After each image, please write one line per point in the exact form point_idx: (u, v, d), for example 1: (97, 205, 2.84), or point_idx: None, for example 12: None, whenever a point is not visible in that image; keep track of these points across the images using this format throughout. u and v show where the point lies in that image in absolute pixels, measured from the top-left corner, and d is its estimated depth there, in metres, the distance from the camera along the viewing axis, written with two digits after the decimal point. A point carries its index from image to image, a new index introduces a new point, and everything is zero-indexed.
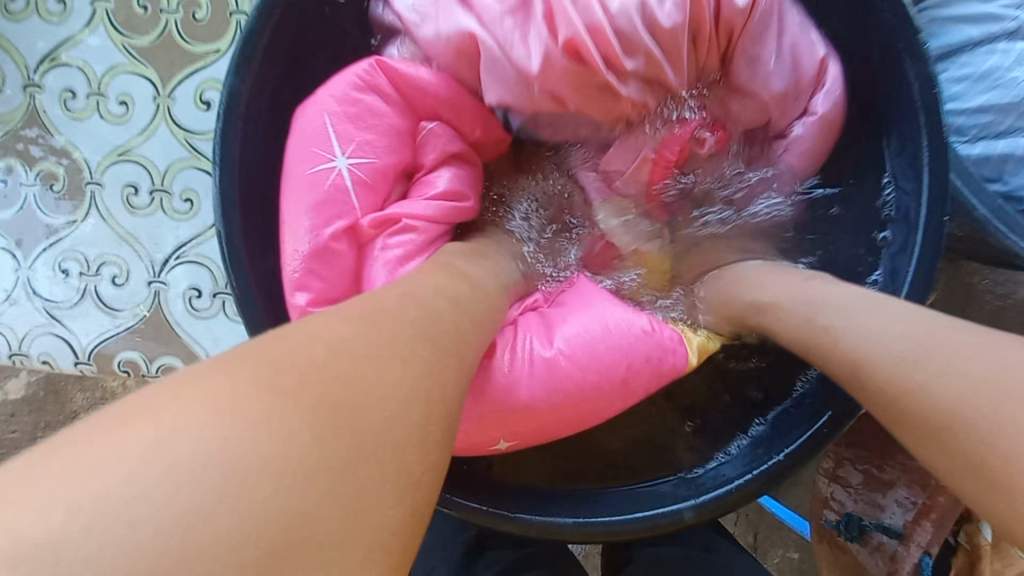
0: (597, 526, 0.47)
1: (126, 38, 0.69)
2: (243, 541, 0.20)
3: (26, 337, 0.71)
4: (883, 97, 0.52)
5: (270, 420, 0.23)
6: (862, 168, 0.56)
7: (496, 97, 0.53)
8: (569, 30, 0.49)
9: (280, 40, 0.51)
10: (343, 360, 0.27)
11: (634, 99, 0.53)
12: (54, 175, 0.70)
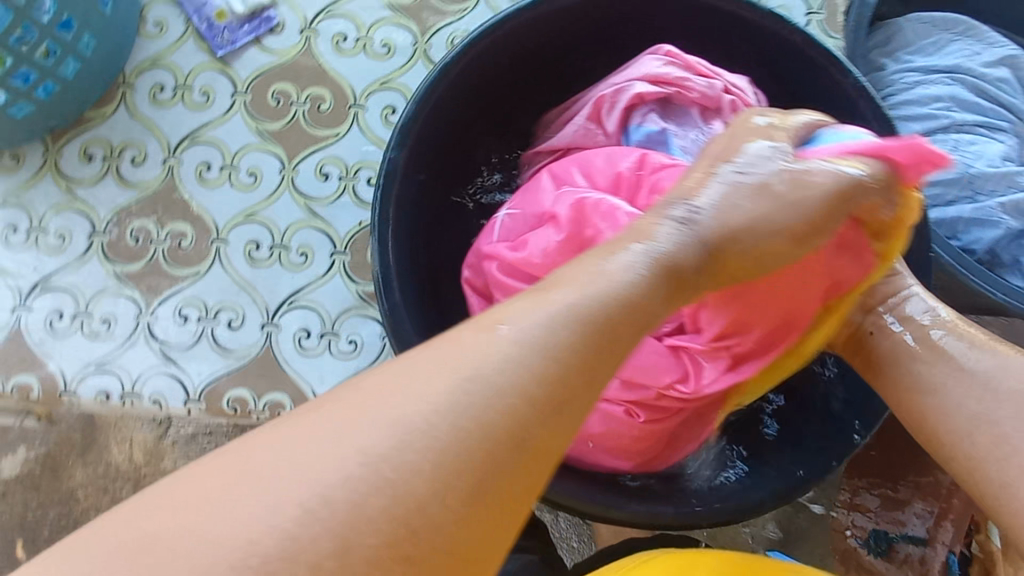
0: (694, 515, 0.55)
1: (259, 123, 0.83)
2: (354, 480, 0.27)
3: (140, 378, 0.78)
4: None
5: (389, 396, 0.30)
6: None
7: (631, 93, 0.69)
8: (668, 48, 0.69)
9: (428, 128, 0.65)
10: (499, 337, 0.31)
11: (714, 92, 0.68)
12: (183, 233, 0.81)
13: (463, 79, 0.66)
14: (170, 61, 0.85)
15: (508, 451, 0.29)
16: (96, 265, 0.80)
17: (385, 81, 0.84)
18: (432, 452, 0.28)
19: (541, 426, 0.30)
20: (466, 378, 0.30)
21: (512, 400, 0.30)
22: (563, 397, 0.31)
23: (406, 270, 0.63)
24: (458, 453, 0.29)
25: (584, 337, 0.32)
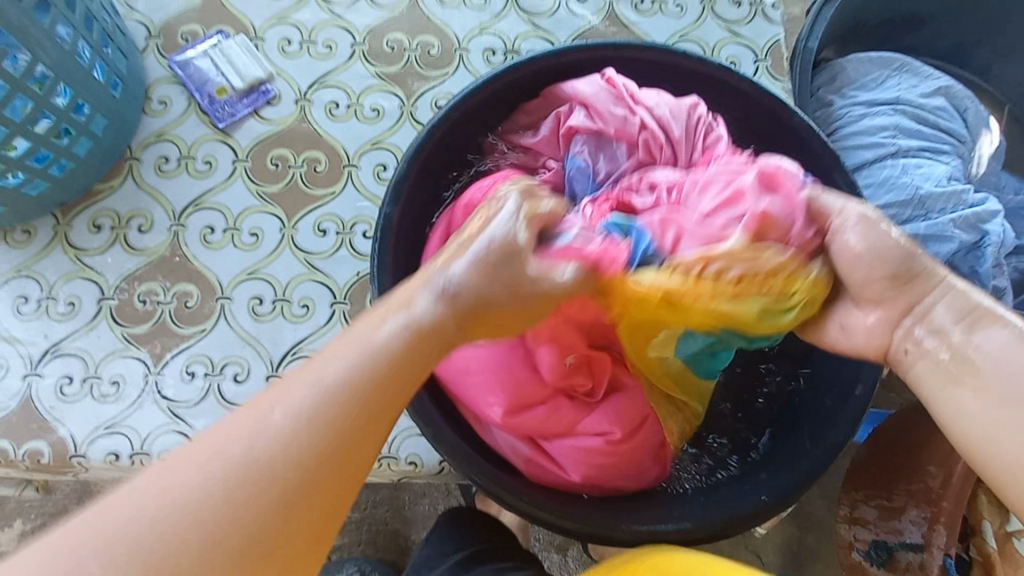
0: (691, 528, 0.62)
1: (259, 186, 0.89)
2: (197, 505, 0.37)
3: (149, 437, 0.80)
4: None
5: (225, 440, 0.39)
6: None
7: (574, 122, 0.74)
8: (608, 75, 0.73)
9: (419, 184, 0.71)
10: (301, 390, 0.41)
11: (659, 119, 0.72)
12: (189, 293, 0.85)
13: (446, 135, 0.72)
14: (174, 135, 0.91)
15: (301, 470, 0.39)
16: (105, 328, 0.84)
17: (376, 142, 0.91)
18: (221, 479, 0.38)
19: (335, 446, 0.40)
20: (268, 426, 0.40)
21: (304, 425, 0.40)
22: (349, 429, 0.41)
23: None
24: (256, 474, 0.38)
25: (369, 384, 0.43)
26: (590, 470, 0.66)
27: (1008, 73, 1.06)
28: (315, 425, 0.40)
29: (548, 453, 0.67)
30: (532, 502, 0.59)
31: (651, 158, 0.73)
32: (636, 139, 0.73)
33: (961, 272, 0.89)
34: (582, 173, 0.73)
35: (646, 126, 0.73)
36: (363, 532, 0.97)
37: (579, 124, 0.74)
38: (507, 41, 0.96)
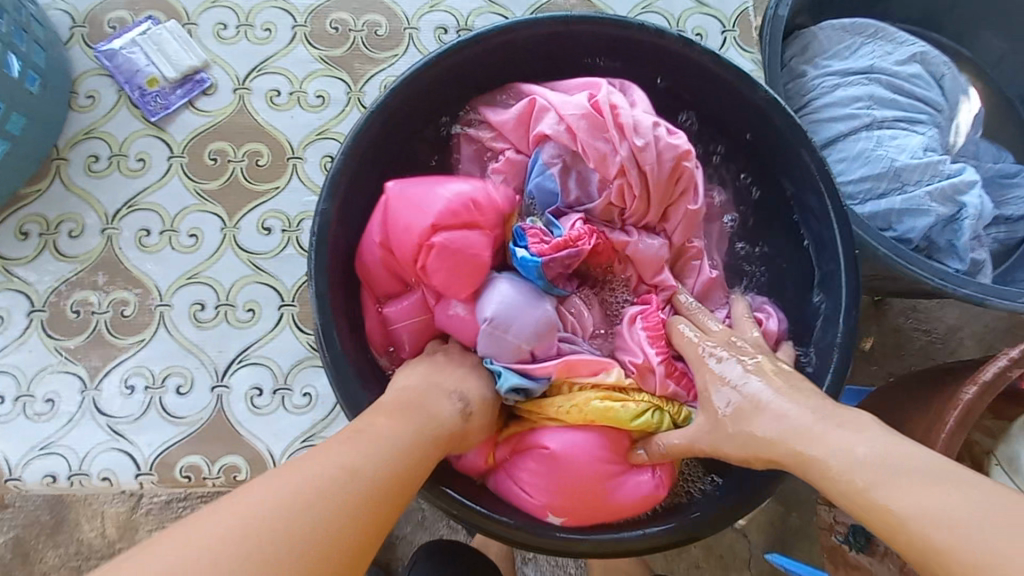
0: (657, 534, 0.59)
1: (197, 184, 0.83)
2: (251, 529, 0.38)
3: (88, 456, 0.75)
4: (781, 172, 0.70)
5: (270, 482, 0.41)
6: (780, 219, 0.73)
7: (544, 130, 0.67)
8: (598, 98, 0.67)
9: (360, 176, 0.66)
10: (351, 454, 0.46)
11: (634, 156, 0.66)
12: (125, 302, 0.79)
13: (387, 126, 0.67)
14: (104, 131, 0.85)
15: (335, 535, 0.40)
16: (37, 342, 0.78)
17: (322, 131, 0.85)
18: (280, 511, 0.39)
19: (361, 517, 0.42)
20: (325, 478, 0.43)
21: (340, 485, 0.43)
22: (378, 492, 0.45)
23: (348, 324, 0.64)
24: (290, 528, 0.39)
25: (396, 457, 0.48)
26: (559, 494, 0.61)
27: (986, 34, 1.01)
28: (350, 494, 0.43)
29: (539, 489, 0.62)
30: (487, 515, 0.58)
31: (621, 205, 0.68)
32: (609, 182, 0.67)
33: (937, 247, 0.86)
34: (546, 194, 0.69)
35: (623, 170, 0.66)
36: None
37: (550, 132, 0.67)
38: (460, 18, 0.90)
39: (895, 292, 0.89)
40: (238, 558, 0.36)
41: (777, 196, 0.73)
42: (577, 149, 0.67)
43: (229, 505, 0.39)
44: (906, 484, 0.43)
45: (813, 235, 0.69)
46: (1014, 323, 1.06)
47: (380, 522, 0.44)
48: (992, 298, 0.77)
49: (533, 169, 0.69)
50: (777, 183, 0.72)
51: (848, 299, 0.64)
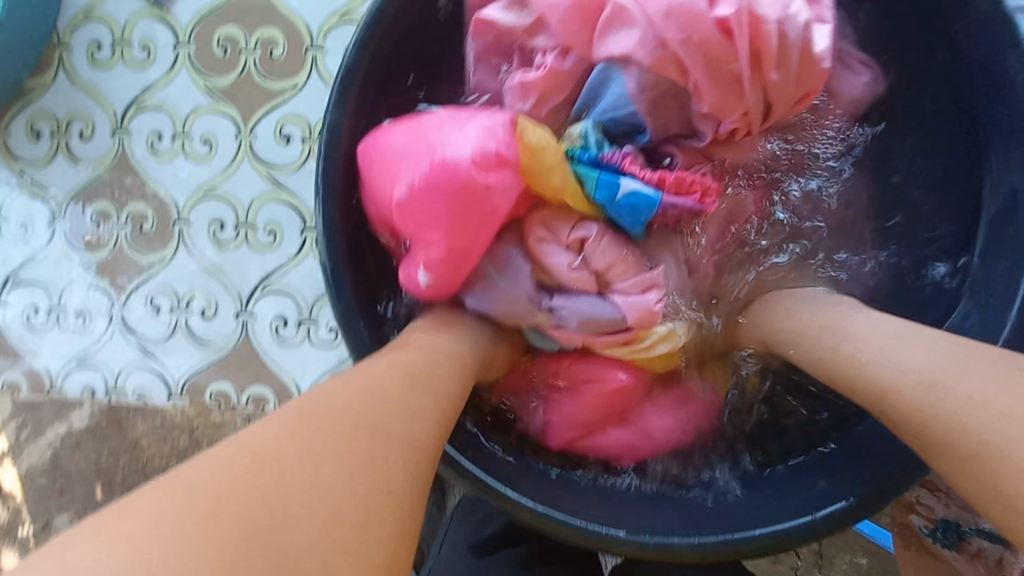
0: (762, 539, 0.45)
1: (207, 80, 0.71)
2: (261, 468, 0.28)
3: (122, 373, 0.74)
4: (964, 77, 0.48)
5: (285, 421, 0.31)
6: (949, 139, 0.51)
7: (625, 50, 0.46)
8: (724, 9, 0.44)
9: (379, 74, 0.50)
10: (387, 377, 0.37)
11: (766, 88, 0.46)
12: (143, 216, 0.73)
13: (415, 6, 0.50)
14: (103, 12, 0.73)
15: (413, 437, 0.34)
16: (61, 254, 0.74)
17: (345, 14, 0.69)
18: (298, 435, 0.30)
19: (433, 416, 0.37)
20: (369, 399, 0.34)
21: (402, 389, 0.36)
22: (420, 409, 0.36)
23: (370, 262, 0.52)
24: (364, 431, 0.32)
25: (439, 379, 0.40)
26: (604, 426, 0.53)
27: None
28: (417, 397, 0.36)
29: (596, 424, 0.53)
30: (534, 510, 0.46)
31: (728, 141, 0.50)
32: (723, 122, 0.48)
33: None
34: (621, 120, 0.48)
35: (747, 113, 0.47)
36: None
37: (638, 52, 0.45)
38: None
39: None
40: (322, 464, 0.29)
41: (950, 115, 0.51)
42: (682, 85, 0.46)
43: (286, 414, 0.31)
44: (902, 362, 0.37)
45: (1013, 187, 0.46)
46: None
47: (447, 424, 0.38)
48: None
49: (605, 97, 0.48)
50: (962, 95, 0.49)
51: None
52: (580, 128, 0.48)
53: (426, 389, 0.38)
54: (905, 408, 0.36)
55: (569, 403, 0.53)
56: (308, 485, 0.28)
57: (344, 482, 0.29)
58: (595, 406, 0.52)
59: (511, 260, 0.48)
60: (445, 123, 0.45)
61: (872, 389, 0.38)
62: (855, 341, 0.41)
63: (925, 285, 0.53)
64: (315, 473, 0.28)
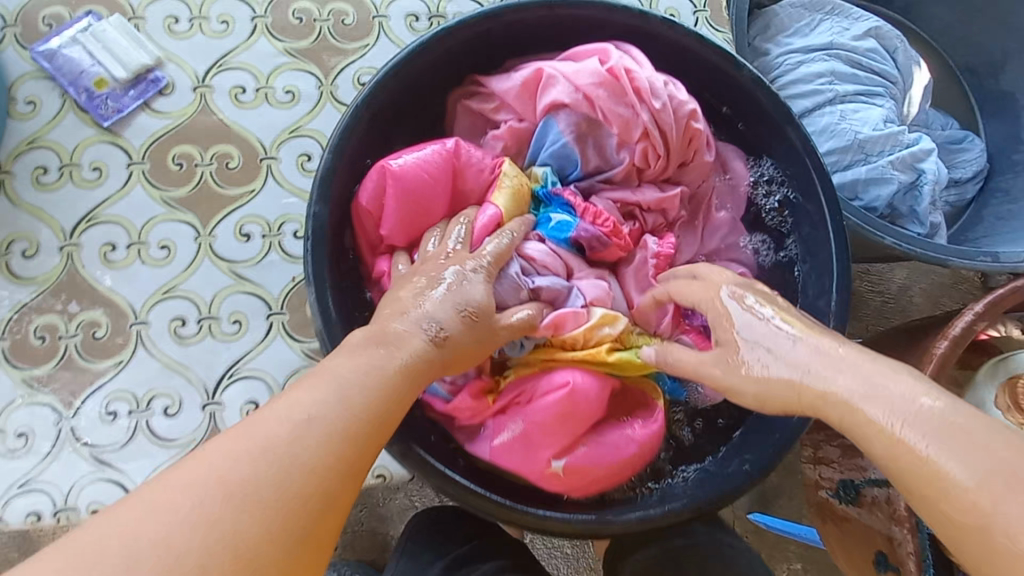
0: (683, 509, 0.60)
1: (163, 192, 0.78)
2: (169, 536, 0.32)
3: (73, 489, 0.71)
4: (770, 134, 0.71)
5: (186, 484, 0.34)
6: (789, 174, 0.71)
7: (550, 97, 0.66)
8: (611, 65, 0.64)
9: (349, 171, 0.64)
10: (281, 423, 0.38)
11: (652, 116, 0.65)
12: (96, 322, 0.74)
13: (374, 119, 0.66)
14: (49, 139, 0.78)
15: (300, 491, 0.36)
16: (1, 375, 0.73)
17: (295, 129, 0.81)
18: (200, 501, 0.34)
19: (332, 462, 0.38)
20: (257, 453, 0.36)
21: (292, 444, 0.37)
22: (325, 443, 0.38)
23: (345, 309, 0.63)
24: (257, 489, 0.35)
25: (338, 410, 0.40)
26: (571, 434, 0.62)
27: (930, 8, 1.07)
28: (307, 445, 0.37)
29: (562, 431, 0.62)
30: (508, 506, 0.58)
31: (644, 165, 0.68)
32: (632, 144, 0.66)
33: (900, 213, 0.93)
34: (563, 159, 0.68)
35: (646, 133, 0.66)
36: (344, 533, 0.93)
37: (568, 101, 0.65)
38: (431, 4, 0.86)
39: (870, 257, 0.96)
40: (213, 526, 0.33)
41: (783, 157, 0.71)
42: (597, 117, 0.66)
43: (183, 468, 0.35)
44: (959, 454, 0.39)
45: (814, 221, 0.69)
46: (955, 280, 1.17)
47: (357, 467, 0.39)
48: (953, 258, 0.83)
49: (549, 137, 0.67)
50: (770, 146, 0.72)
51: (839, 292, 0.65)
52: (541, 169, 0.68)
53: (317, 439, 0.38)
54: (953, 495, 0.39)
55: (537, 415, 0.62)
56: (205, 546, 0.32)
57: (218, 545, 0.33)
58: (561, 413, 0.62)
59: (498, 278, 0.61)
60: (427, 162, 0.65)
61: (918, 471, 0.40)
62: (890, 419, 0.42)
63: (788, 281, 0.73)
64: (203, 530, 0.33)
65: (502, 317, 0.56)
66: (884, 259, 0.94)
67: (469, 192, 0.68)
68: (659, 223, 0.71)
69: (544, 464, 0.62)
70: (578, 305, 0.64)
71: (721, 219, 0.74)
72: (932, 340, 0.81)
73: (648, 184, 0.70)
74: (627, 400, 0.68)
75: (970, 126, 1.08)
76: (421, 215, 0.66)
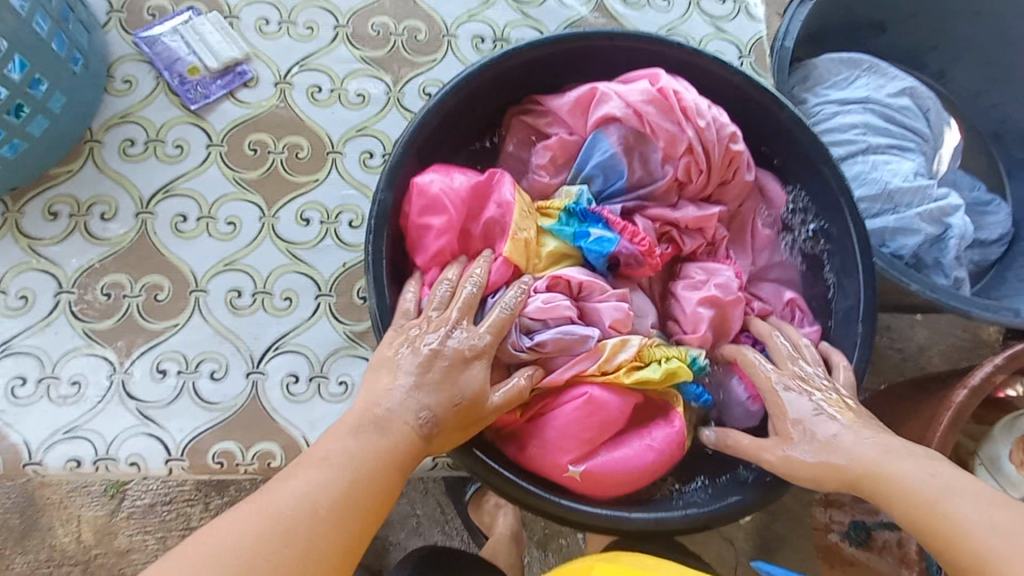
0: (697, 517, 0.63)
1: (236, 173, 0.84)
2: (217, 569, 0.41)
3: (115, 440, 0.74)
4: (807, 169, 0.75)
5: (232, 528, 0.43)
6: (822, 209, 0.74)
7: (603, 111, 0.71)
8: (661, 86, 0.69)
9: (415, 163, 0.70)
10: (306, 483, 0.47)
11: (695, 135, 0.70)
12: (159, 286, 0.79)
13: (443, 120, 0.71)
14: (139, 116, 0.85)
15: (303, 562, 0.43)
16: (64, 325, 0.77)
17: (361, 128, 0.87)
18: (242, 544, 0.42)
19: (334, 539, 0.45)
20: (287, 507, 0.45)
21: (306, 519, 0.45)
22: (342, 499, 0.47)
23: (396, 292, 0.68)
24: (269, 554, 0.42)
25: (350, 474, 0.49)
26: (595, 437, 0.65)
27: (962, 77, 1.13)
28: (327, 503, 0.47)
29: (585, 433, 0.65)
30: (532, 492, 0.61)
31: (686, 179, 0.72)
32: (676, 159, 0.71)
33: (925, 263, 0.96)
34: (609, 169, 0.72)
35: (690, 149, 0.70)
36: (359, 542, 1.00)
37: (619, 114, 0.70)
38: (496, 29, 0.94)
39: (895, 305, 0.99)
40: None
41: (818, 191, 0.74)
42: (644, 131, 0.71)
43: (213, 533, 0.43)
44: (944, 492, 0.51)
45: (844, 255, 0.73)
46: (975, 342, 1.18)
47: (352, 546, 0.47)
48: (977, 310, 0.86)
49: (597, 150, 0.72)
50: (805, 180, 0.76)
51: (863, 327, 0.70)
52: (576, 189, 0.72)
53: (334, 497, 0.47)
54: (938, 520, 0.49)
55: (561, 417, 0.65)
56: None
57: None
58: (584, 416, 0.65)
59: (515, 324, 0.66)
60: (449, 190, 0.68)
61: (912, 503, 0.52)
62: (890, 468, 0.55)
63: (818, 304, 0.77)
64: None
65: (499, 391, 0.62)
66: (907, 307, 0.97)
67: (484, 229, 0.70)
68: (699, 242, 0.75)
69: (564, 469, 0.64)
70: (592, 337, 0.67)
71: (762, 236, 0.79)
72: (947, 390, 0.83)
73: (687, 201, 0.74)
74: (647, 413, 0.70)
75: (996, 192, 1.12)
76: (439, 234, 0.68)
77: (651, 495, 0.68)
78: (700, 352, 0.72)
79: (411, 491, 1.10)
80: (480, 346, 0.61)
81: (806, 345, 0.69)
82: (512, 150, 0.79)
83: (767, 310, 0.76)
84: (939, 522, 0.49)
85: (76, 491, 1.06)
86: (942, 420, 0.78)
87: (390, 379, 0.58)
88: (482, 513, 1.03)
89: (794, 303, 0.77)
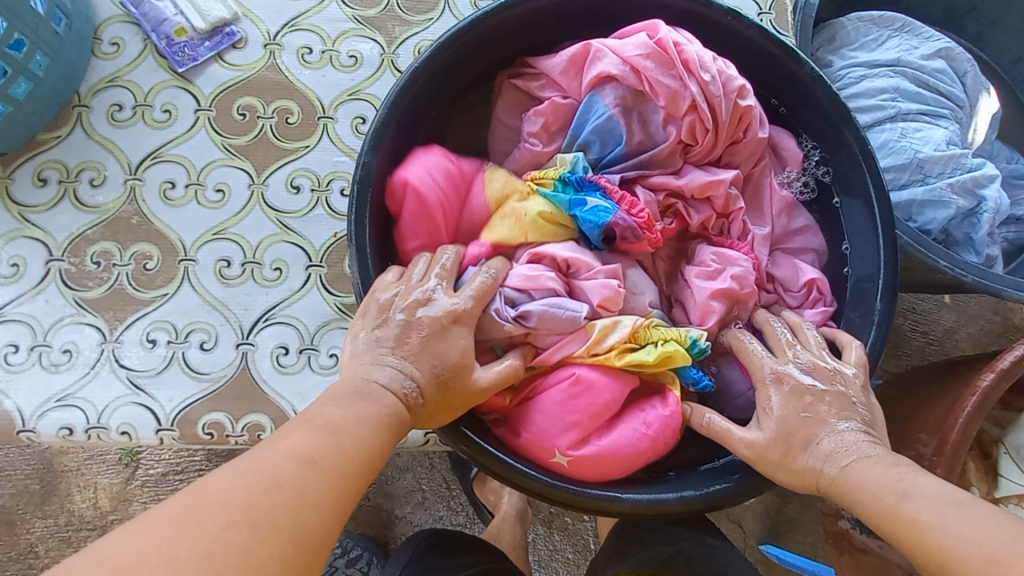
0: (693, 499, 0.60)
1: (225, 139, 0.81)
2: (179, 538, 0.36)
3: (105, 409, 0.74)
4: (826, 128, 0.70)
5: (201, 500, 0.39)
6: (844, 169, 0.69)
7: (599, 68, 0.66)
8: (660, 39, 0.64)
9: (403, 126, 0.66)
10: (285, 457, 0.43)
11: (699, 92, 0.64)
12: (148, 255, 0.78)
13: (431, 81, 0.67)
14: (127, 79, 0.82)
15: (298, 520, 0.40)
16: (55, 293, 0.76)
17: (354, 92, 0.84)
18: (210, 515, 0.38)
19: (326, 500, 0.43)
20: (260, 482, 0.41)
21: (299, 476, 0.42)
22: (324, 472, 0.44)
23: (383, 264, 0.65)
24: (261, 510, 0.39)
25: (331, 448, 0.46)
26: (587, 415, 0.62)
27: (1005, 39, 1.03)
28: (310, 475, 0.43)
29: (576, 412, 0.62)
30: (520, 472, 0.58)
31: (691, 141, 0.67)
32: (680, 120, 0.66)
33: (955, 239, 0.90)
34: (607, 134, 0.68)
35: (694, 105, 0.65)
36: (368, 516, 1.08)
37: (615, 73, 0.65)
38: None
39: (919, 283, 0.93)
40: (220, 535, 0.37)
41: (842, 149, 0.69)
42: (643, 89, 0.66)
43: (197, 495, 0.39)
44: (921, 495, 0.48)
45: (865, 220, 0.68)
46: (1008, 326, 1.11)
47: (342, 508, 0.44)
48: (1009, 289, 0.79)
49: (595, 113, 0.67)
50: (825, 137, 0.70)
51: (881, 303, 0.64)
52: (571, 156, 0.68)
53: (319, 473, 0.43)
54: (910, 521, 0.47)
55: (551, 396, 0.63)
56: (207, 553, 0.36)
57: (228, 551, 0.37)
58: (574, 395, 0.62)
59: (501, 300, 0.63)
60: (440, 178, 0.66)
61: (885, 506, 0.49)
62: (858, 472, 0.53)
63: (835, 279, 0.72)
64: (215, 542, 0.37)
65: (483, 373, 0.59)
66: (934, 287, 0.91)
67: (473, 220, 0.69)
68: (708, 214, 0.70)
69: (552, 453, 0.62)
70: (580, 314, 0.63)
71: (779, 201, 0.73)
72: (971, 375, 0.78)
73: (694, 166, 0.69)
74: (640, 395, 0.67)
75: None
76: (434, 235, 0.67)
77: (645, 477, 0.65)
78: (701, 333, 0.67)
79: (415, 466, 1.09)
80: (461, 318, 0.59)
81: (809, 329, 0.66)
82: (506, 115, 0.74)
83: (778, 291, 0.72)
84: (900, 523, 0.48)
85: (91, 459, 1.08)
86: (964, 407, 0.73)
87: (370, 353, 0.55)
88: (486, 491, 1.01)
89: (815, 283, 0.70)
